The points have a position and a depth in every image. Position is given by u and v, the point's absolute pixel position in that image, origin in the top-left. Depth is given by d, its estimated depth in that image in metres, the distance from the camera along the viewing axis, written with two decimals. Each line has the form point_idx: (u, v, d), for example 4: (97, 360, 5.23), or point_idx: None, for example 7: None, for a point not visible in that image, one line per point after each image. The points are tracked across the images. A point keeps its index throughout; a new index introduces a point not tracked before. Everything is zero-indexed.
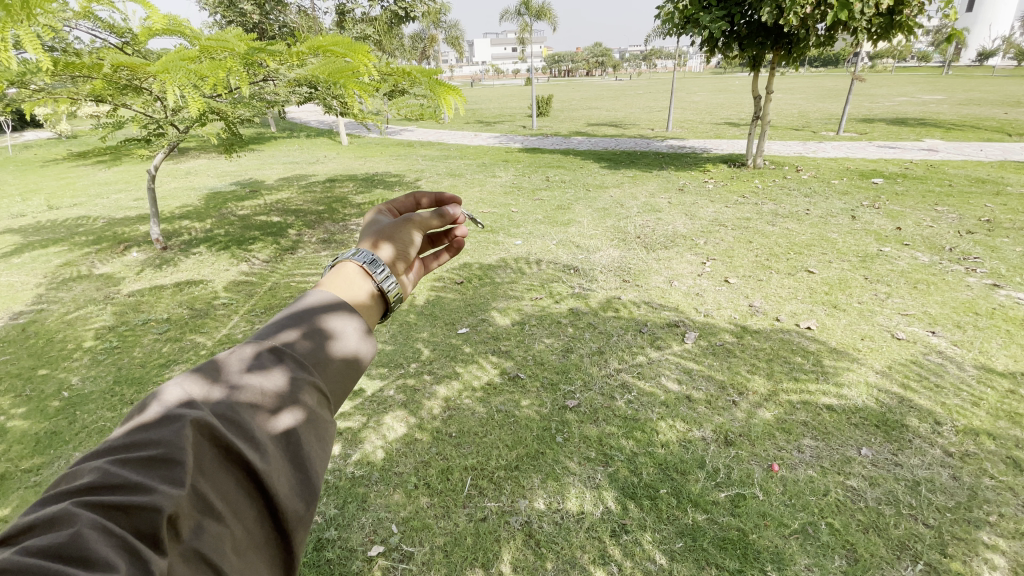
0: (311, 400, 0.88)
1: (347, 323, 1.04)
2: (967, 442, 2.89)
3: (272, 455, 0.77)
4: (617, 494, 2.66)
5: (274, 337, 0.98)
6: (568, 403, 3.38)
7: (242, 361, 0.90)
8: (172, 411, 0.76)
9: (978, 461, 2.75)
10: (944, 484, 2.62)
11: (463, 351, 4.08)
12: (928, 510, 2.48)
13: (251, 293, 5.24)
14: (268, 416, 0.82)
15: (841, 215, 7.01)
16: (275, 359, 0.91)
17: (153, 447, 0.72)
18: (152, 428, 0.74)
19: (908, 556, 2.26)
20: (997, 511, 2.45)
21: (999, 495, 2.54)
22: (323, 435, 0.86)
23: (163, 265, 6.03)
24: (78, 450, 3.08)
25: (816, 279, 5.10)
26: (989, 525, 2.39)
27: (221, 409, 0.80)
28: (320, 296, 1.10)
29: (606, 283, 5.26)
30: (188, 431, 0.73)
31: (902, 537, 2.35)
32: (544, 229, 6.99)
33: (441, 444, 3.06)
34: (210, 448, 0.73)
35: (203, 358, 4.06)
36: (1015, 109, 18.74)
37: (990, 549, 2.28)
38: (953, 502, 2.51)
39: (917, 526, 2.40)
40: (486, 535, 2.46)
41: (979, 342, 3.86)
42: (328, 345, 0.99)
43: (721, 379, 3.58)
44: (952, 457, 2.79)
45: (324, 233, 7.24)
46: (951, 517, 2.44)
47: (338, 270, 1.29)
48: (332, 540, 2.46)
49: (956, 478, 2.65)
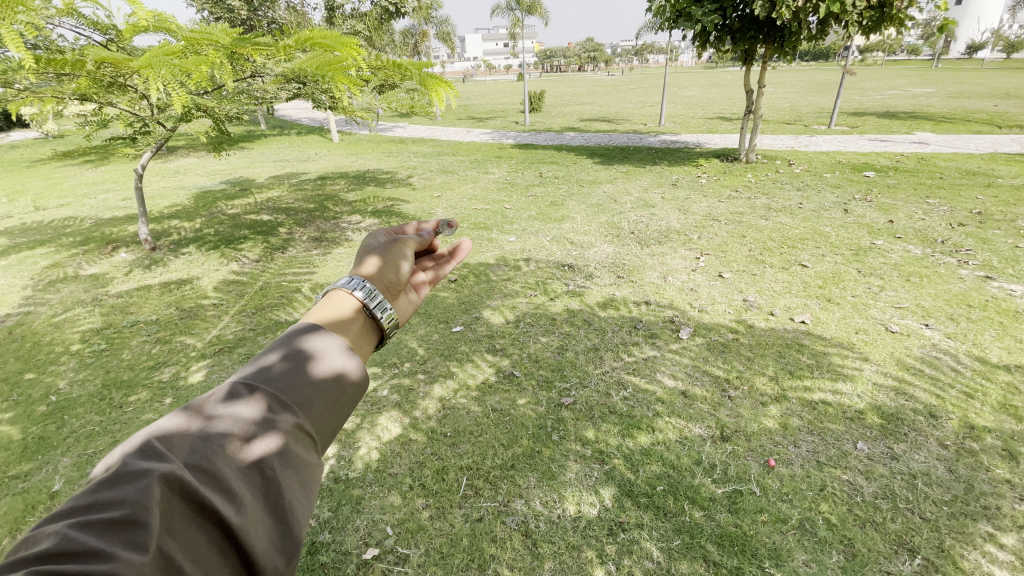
0: (290, 443, 0.87)
1: (333, 355, 1.04)
2: (962, 435, 2.90)
3: (247, 507, 0.76)
4: (615, 491, 2.65)
5: (251, 376, 0.97)
6: (564, 401, 3.37)
7: (214, 407, 0.88)
8: (138, 466, 0.74)
9: (974, 454, 2.76)
10: (941, 477, 2.63)
11: (458, 349, 4.05)
12: (924, 503, 2.49)
13: (242, 293, 5.18)
14: (243, 462, 0.81)
15: (835, 209, 7.03)
16: (251, 401, 0.90)
17: (116, 507, 0.69)
18: (117, 486, 0.71)
19: (906, 550, 2.27)
20: (993, 504, 2.47)
21: (994, 488, 2.56)
22: (304, 479, 0.86)
23: (152, 265, 5.95)
24: (66, 456, 3.03)
25: (810, 273, 5.11)
26: (987, 518, 2.40)
27: (192, 461, 0.78)
28: (303, 326, 1.10)
29: (601, 280, 5.24)
30: (155, 488, 0.71)
31: (899, 531, 2.35)
32: (538, 226, 6.97)
33: (436, 444, 3.04)
34: (180, 503, 0.71)
35: (194, 359, 4.00)
36: (1002, 102, 18.94)
37: (988, 543, 2.28)
38: (949, 496, 2.52)
39: (914, 519, 2.41)
40: (483, 536, 2.45)
41: (973, 334, 3.88)
42: (311, 370, 1.00)
43: (717, 374, 3.58)
44: (947, 449, 2.81)
45: (316, 231, 7.18)
46: (947, 510, 2.45)
47: (325, 296, 1.28)
48: (327, 544, 2.43)
49: (952, 472, 2.66)
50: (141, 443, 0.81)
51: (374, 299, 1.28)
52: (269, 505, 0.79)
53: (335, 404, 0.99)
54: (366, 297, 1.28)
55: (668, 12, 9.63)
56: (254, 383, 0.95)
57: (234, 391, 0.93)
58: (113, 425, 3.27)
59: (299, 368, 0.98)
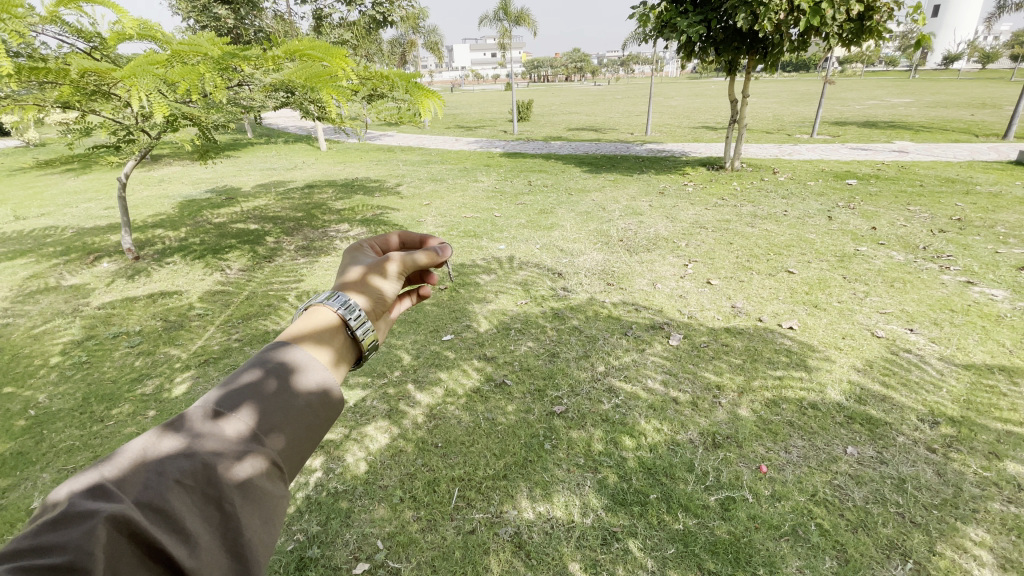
0: (256, 473, 0.87)
1: (302, 376, 1.06)
2: (949, 438, 2.94)
3: (202, 547, 0.75)
4: (608, 502, 2.64)
5: (211, 403, 0.96)
6: (556, 409, 3.36)
7: (176, 440, 0.86)
8: (85, 507, 0.71)
9: (961, 458, 2.80)
10: (929, 481, 2.66)
11: (447, 357, 4.03)
12: (914, 507, 2.51)
13: (228, 303, 5.11)
14: (202, 497, 0.80)
15: (819, 216, 7.15)
16: (216, 428, 0.90)
17: (58, 552, 0.65)
18: (60, 528, 0.68)
19: (898, 555, 2.27)
20: (982, 507, 2.49)
21: (983, 490, 2.58)
22: (266, 513, 0.85)
23: (136, 275, 5.85)
24: (45, 471, 2.93)
25: (796, 279, 5.18)
26: (975, 521, 2.42)
27: (144, 498, 0.76)
28: (280, 345, 1.12)
29: (590, 286, 5.27)
30: (101, 530, 0.68)
31: (890, 535, 2.37)
32: (527, 233, 6.98)
33: (426, 455, 3.01)
34: (128, 546, 0.69)
35: (178, 371, 3.92)
36: (979, 111, 19.53)
37: (976, 545, 2.30)
38: (938, 499, 2.55)
39: (905, 523, 2.42)
40: (475, 548, 2.42)
41: (956, 338, 3.96)
42: (284, 390, 1.01)
43: (707, 381, 3.60)
44: (935, 453, 2.84)
45: (303, 240, 7.12)
46: (936, 513, 2.47)
47: (307, 312, 1.28)
48: (316, 559, 2.38)
49: (940, 475, 2.69)
50: (93, 480, 0.78)
51: (355, 315, 1.29)
52: (227, 542, 0.79)
53: (305, 430, 1.01)
54: (347, 313, 1.28)
55: (654, 22, 9.79)
56: (217, 408, 0.95)
57: (195, 418, 0.92)
58: (93, 439, 3.18)
59: (263, 390, 0.99)
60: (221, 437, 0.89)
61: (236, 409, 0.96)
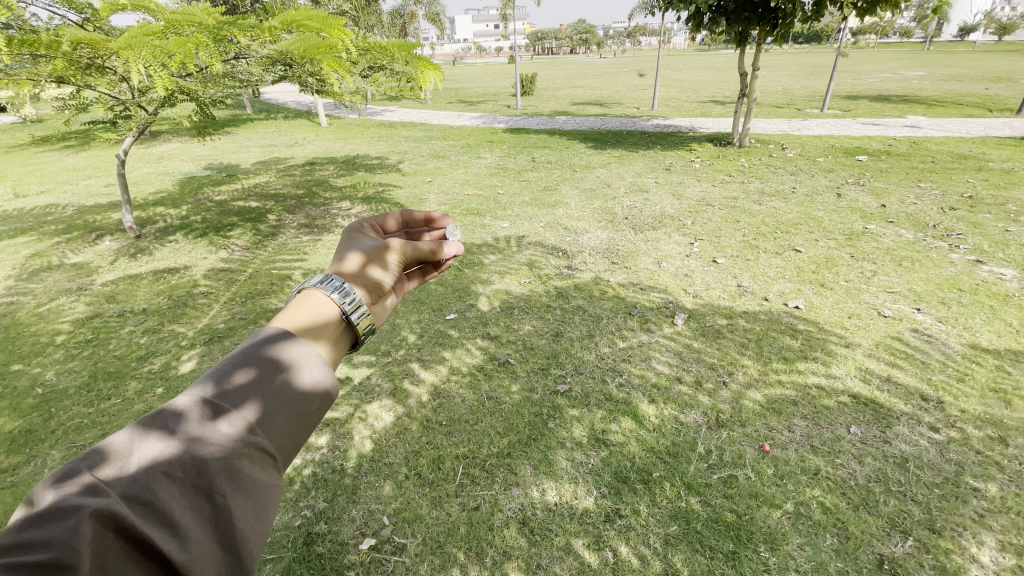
0: (244, 463, 0.87)
1: (295, 364, 1.04)
2: (953, 418, 2.95)
3: (192, 540, 0.76)
4: (610, 479, 2.67)
5: (204, 391, 0.95)
6: (559, 388, 3.37)
7: (163, 431, 0.86)
8: (73, 501, 0.72)
9: (965, 437, 2.81)
10: (932, 460, 2.67)
11: (450, 336, 4.04)
12: (916, 486, 2.53)
13: (232, 281, 5.12)
14: (189, 490, 0.80)
15: (827, 194, 7.04)
16: (207, 419, 0.89)
17: (43, 549, 0.66)
18: (46, 523, 0.69)
19: (898, 532, 2.30)
20: (984, 486, 2.52)
21: (985, 470, 2.60)
22: (258, 503, 0.86)
23: (138, 254, 5.84)
24: (55, 448, 2.98)
25: (804, 258, 5.13)
26: (976, 500, 2.45)
27: (133, 491, 0.76)
28: (277, 331, 1.10)
29: (595, 265, 5.24)
30: (86, 527, 0.68)
31: (891, 514, 2.39)
32: (531, 211, 6.92)
33: (431, 433, 3.04)
34: (114, 541, 0.70)
35: (184, 349, 3.95)
36: (995, 84, 19.04)
37: (977, 525, 2.32)
38: (940, 478, 2.57)
39: (906, 502, 2.45)
40: (479, 524, 2.46)
41: (964, 318, 3.93)
42: (277, 379, 1.00)
43: (711, 360, 3.60)
44: (939, 432, 2.85)
45: (305, 218, 7.08)
46: (938, 492, 2.49)
47: (301, 297, 1.26)
48: (323, 534, 2.43)
49: (943, 454, 2.71)
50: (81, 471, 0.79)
51: (350, 300, 1.27)
52: (219, 534, 0.80)
53: (300, 416, 1.00)
54: (342, 299, 1.26)
55: None
56: (208, 396, 0.94)
57: (184, 406, 0.91)
58: (101, 417, 3.22)
59: (255, 381, 0.97)
60: (211, 430, 0.88)
61: (228, 397, 0.94)
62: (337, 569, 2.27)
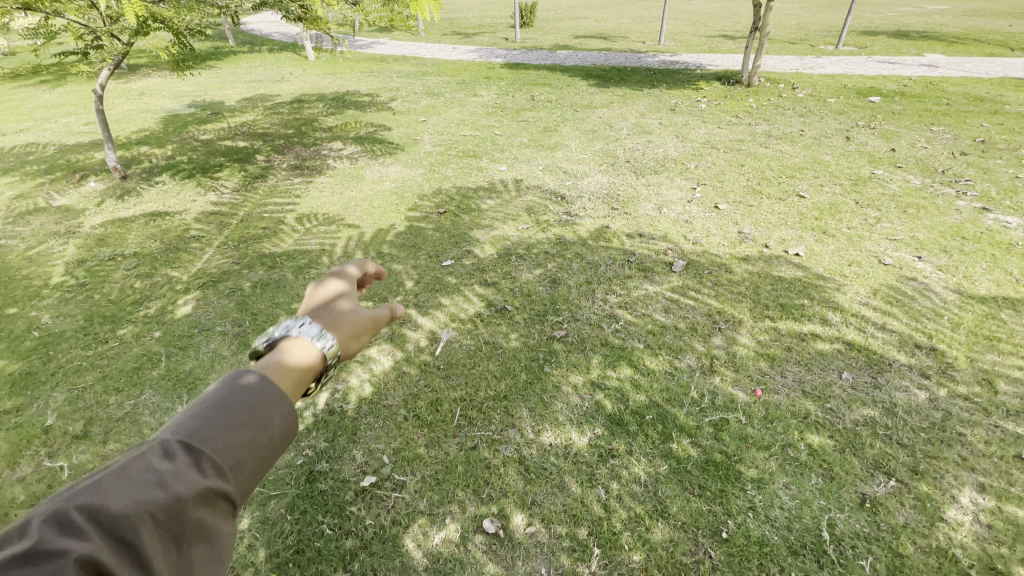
0: (215, 514, 0.81)
1: (272, 406, 0.99)
2: (944, 365, 3.00)
3: None
4: (605, 422, 2.75)
5: (184, 430, 0.89)
6: (556, 334, 3.40)
7: (141, 467, 0.79)
8: (46, 547, 0.64)
9: (955, 384, 2.87)
10: (920, 405, 2.75)
11: (447, 282, 4.03)
12: (902, 430, 2.62)
13: (224, 225, 5.02)
14: (166, 543, 0.74)
15: (836, 137, 6.83)
16: (187, 461, 0.83)
17: None
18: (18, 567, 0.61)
19: (882, 473, 2.40)
20: (970, 431, 2.60)
21: (971, 415, 2.68)
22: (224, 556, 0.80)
23: (125, 196, 5.69)
24: (56, 391, 3.02)
25: (807, 203, 5.05)
26: (960, 444, 2.53)
27: (104, 540, 0.70)
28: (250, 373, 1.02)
29: (595, 210, 5.15)
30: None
31: (876, 456, 2.49)
32: (530, 153, 6.71)
33: (428, 377, 3.09)
34: None
35: (179, 293, 3.93)
36: (1021, 20, 18.03)
37: (959, 467, 2.42)
38: (927, 423, 2.65)
39: (891, 445, 2.54)
40: (477, 463, 2.54)
41: (964, 267, 3.92)
42: (256, 420, 0.95)
43: (708, 307, 3.62)
44: (929, 379, 2.92)
45: (296, 159, 6.86)
46: (924, 436, 2.58)
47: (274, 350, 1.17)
48: (324, 472, 2.51)
49: (931, 400, 2.78)
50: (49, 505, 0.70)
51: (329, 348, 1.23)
52: None
53: (270, 460, 0.95)
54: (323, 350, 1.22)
55: None
56: (187, 433, 0.88)
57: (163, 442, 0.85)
58: (100, 360, 3.26)
59: (236, 422, 0.92)
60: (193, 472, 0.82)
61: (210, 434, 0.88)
62: (339, 504, 2.37)
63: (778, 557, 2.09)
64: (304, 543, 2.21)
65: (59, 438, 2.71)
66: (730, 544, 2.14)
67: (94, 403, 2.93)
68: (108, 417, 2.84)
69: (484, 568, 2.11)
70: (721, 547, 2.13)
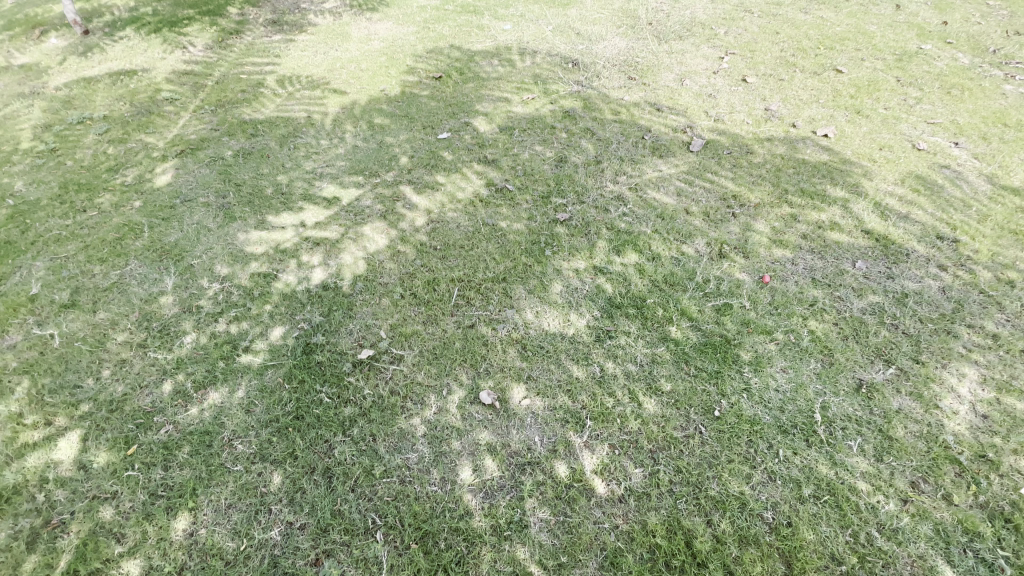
0: None
1: None
2: (963, 258, 2.92)
3: None
4: (605, 305, 2.74)
5: None
6: (560, 216, 3.28)
7: None
8: None
9: (972, 277, 2.81)
10: (932, 297, 2.72)
11: (445, 159, 3.79)
12: (910, 320, 2.61)
13: (199, 88, 4.61)
14: None
15: (885, 4, 6.06)
16: None
17: None
18: None
19: (882, 360, 2.44)
20: (979, 323, 2.58)
21: (982, 309, 2.64)
22: None
23: (88, 53, 5.15)
24: (39, 260, 2.96)
25: (844, 80, 4.61)
26: (966, 336, 2.53)
27: None
28: None
29: (610, 81, 4.71)
30: None
31: (879, 344, 2.51)
32: (539, 12, 5.98)
33: (425, 257, 3.03)
34: None
35: (157, 163, 3.72)
36: None
37: (962, 358, 2.43)
38: (936, 314, 2.63)
39: (896, 334, 2.55)
40: (474, 340, 2.58)
41: (1002, 156, 3.67)
42: None
43: (723, 191, 3.45)
44: (945, 272, 2.85)
45: (274, 13, 6.12)
46: (931, 327, 2.57)
47: None
48: (322, 345, 2.56)
49: (944, 292, 2.74)
50: None
51: None
52: None
53: None
54: None
55: None
56: None
57: None
58: (80, 230, 3.15)
59: None
60: None
61: None
62: (336, 374, 2.44)
63: (768, 435, 2.18)
64: (303, 410, 2.30)
65: (47, 307, 2.70)
66: (721, 421, 2.23)
67: (79, 274, 2.88)
68: (95, 287, 2.81)
69: (480, 435, 2.22)
70: (712, 423, 2.23)
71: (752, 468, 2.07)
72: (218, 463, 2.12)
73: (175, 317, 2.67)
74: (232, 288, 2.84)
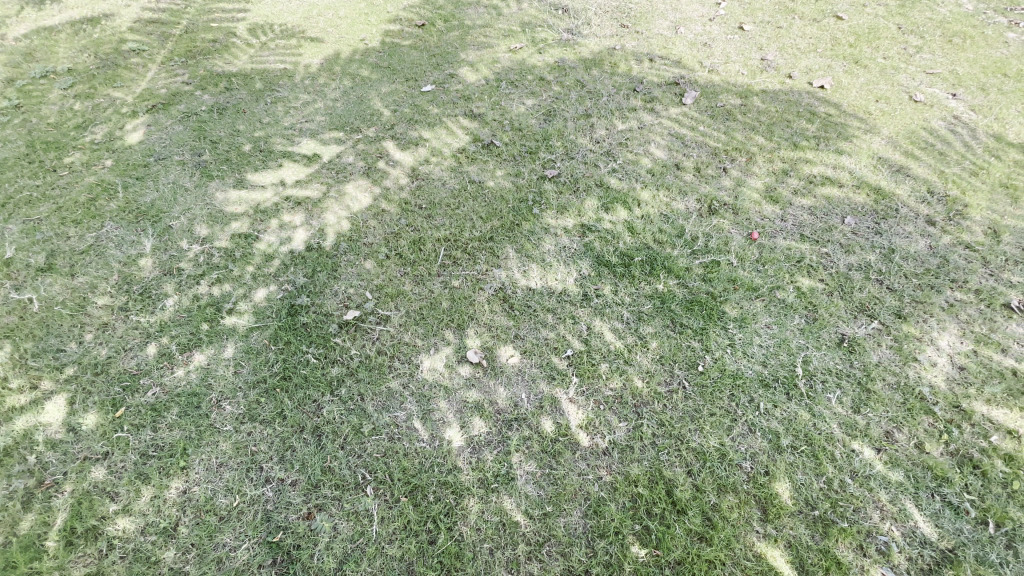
0: None
1: None
2: (953, 213, 2.91)
3: None
4: (593, 263, 2.73)
5: None
6: (548, 173, 3.21)
7: None
8: None
9: (959, 232, 2.81)
10: (918, 252, 2.73)
11: (429, 113, 3.67)
12: (895, 275, 2.63)
13: (168, 38, 4.37)
14: None
15: None
16: None
17: None
18: None
19: (865, 316, 2.47)
20: (963, 278, 2.60)
21: (967, 263, 2.66)
22: None
23: (46, 1, 4.84)
24: (11, 223, 2.87)
25: (843, 27, 4.45)
26: (949, 290, 2.55)
27: None
28: None
29: (601, 29, 4.52)
30: None
31: (863, 300, 2.53)
32: None
33: (410, 216, 2.98)
34: None
35: (127, 119, 3.57)
36: None
37: (944, 312, 2.47)
38: (921, 269, 2.65)
39: (880, 289, 2.57)
40: (461, 301, 2.58)
41: (999, 107, 3.60)
42: None
43: (714, 146, 3.38)
44: (934, 227, 2.85)
45: None
46: (915, 282, 2.60)
47: None
48: (307, 307, 2.55)
49: (931, 248, 2.74)
50: None
51: None
52: None
53: None
54: None
55: None
56: None
57: None
58: (51, 191, 3.05)
59: None
60: None
61: None
62: (323, 335, 2.44)
63: (750, 389, 2.23)
64: (291, 370, 2.31)
65: (22, 271, 2.64)
66: (704, 376, 2.27)
67: (53, 236, 2.81)
68: (71, 250, 2.75)
69: (467, 394, 2.26)
70: (696, 378, 2.27)
71: (733, 421, 2.13)
72: (208, 423, 2.14)
73: (155, 280, 2.64)
74: (212, 250, 2.79)
